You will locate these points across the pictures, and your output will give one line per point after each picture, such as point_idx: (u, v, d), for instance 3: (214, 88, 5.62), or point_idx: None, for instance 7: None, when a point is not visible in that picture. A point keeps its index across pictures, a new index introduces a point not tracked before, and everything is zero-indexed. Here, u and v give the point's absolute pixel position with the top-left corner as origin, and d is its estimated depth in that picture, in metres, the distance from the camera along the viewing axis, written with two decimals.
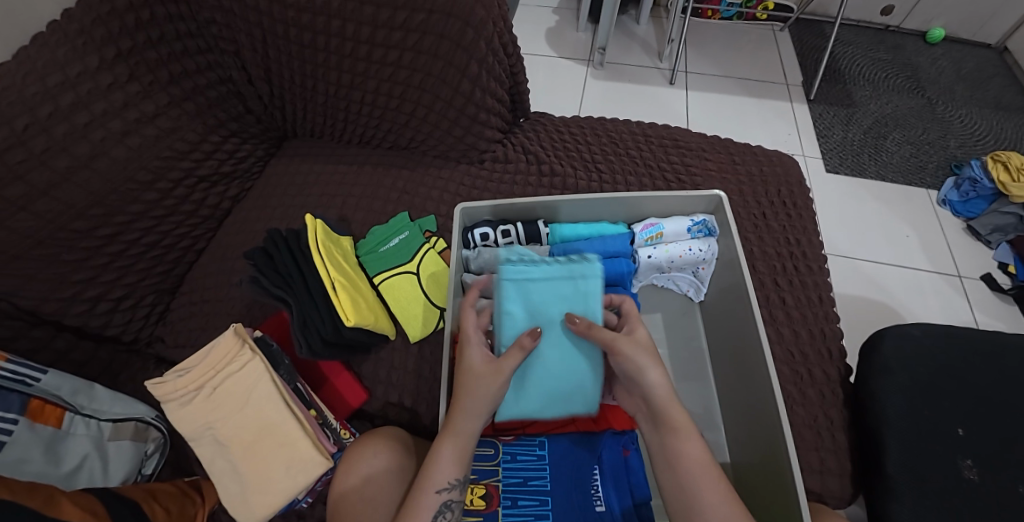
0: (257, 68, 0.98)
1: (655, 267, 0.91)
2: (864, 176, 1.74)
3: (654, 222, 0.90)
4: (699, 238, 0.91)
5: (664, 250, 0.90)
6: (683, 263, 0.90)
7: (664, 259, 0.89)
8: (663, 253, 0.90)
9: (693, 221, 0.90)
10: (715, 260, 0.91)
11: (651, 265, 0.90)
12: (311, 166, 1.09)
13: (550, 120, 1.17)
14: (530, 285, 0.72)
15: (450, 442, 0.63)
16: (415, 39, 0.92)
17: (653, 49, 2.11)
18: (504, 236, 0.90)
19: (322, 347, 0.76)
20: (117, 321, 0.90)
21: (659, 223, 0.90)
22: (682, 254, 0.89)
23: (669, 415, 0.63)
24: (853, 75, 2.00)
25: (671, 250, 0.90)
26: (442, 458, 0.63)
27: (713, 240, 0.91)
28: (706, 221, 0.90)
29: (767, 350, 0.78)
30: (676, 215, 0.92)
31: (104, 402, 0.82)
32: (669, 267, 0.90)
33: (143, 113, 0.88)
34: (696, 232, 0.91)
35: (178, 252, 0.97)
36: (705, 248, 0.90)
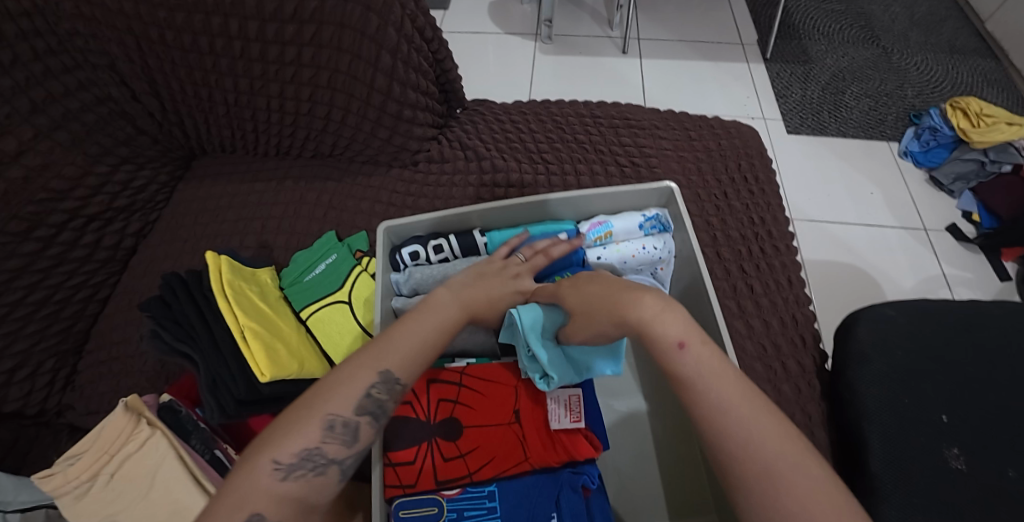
0: (140, 80, 0.87)
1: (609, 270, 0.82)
2: (825, 134, 1.69)
3: (601, 220, 0.83)
4: (653, 234, 0.83)
5: (614, 250, 0.81)
6: (638, 264, 0.82)
7: (616, 260, 0.81)
8: (615, 253, 0.81)
9: (645, 216, 0.83)
10: (674, 258, 0.83)
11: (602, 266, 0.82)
12: (224, 187, 0.99)
13: (488, 109, 1.07)
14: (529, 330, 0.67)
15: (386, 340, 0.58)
16: (313, 32, 0.80)
17: (603, 18, 2.00)
18: (436, 252, 0.82)
19: (237, 409, 0.67)
20: (14, 395, 0.79)
21: (607, 221, 0.83)
22: (635, 252, 0.81)
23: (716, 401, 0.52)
24: (807, 29, 1.93)
25: (623, 249, 0.81)
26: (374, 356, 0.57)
27: (668, 236, 0.82)
28: (659, 215, 0.83)
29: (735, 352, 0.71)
30: (627, 212, 0.85)
31: (8, 491, 0.71)
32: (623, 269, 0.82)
33: (5, 152, 0.75)
34: (649, 228, 0.83)
35: (77, 305, 0.86)
36: (660, 246, 0.81)
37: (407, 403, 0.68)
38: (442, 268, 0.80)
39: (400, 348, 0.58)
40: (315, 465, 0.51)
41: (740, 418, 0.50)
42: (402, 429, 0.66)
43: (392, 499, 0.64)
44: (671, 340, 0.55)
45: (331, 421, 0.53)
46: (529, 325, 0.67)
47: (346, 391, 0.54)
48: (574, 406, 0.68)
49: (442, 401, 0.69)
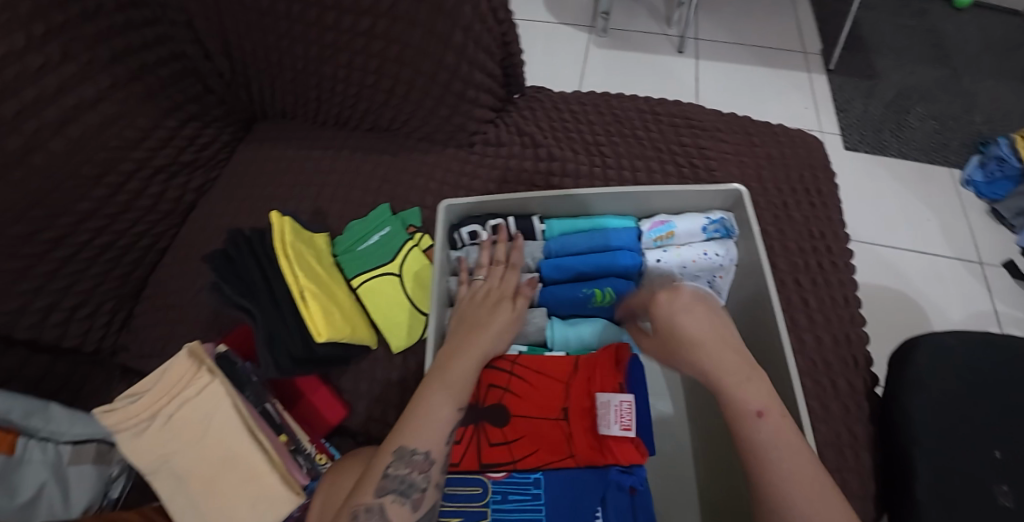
0: (215, 39, 0.89)
1: (665, 274, 0.80)
2: (884, 153, 1.64)
3: (664, 219, 0.81)
4: (715, 239, 0.80)
5: (675, 253, 0.79)
6: (698, 271, 0.78)
7: (675, 265, 0.78)
8: (674, 257, 0.79)
9: (709, 219, 0.79)
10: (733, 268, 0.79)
11: (660, 270, 0.79)
12: (283, 151, 1.01)
13: (547, 96, 1.07)
14: (576, 331, 0.76)
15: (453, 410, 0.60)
16: (391, 4, 0.80)
17: (660, 14, 1.97)
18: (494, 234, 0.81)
19: (292, 366, 0.68)
20: (73, 332, 0.82)
21: (670, 221, 0.80)
22: (696, 258, 0.78)
23: (766, 480, 0.54)
24: (875, 43, 1.87)
25: (683, 254, 0.78)
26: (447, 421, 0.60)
27: (730, 243, 0.79)
28: (722, 219, 0.79)
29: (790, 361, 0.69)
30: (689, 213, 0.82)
31: (63, 422, 0.76)
32: (681, 275, 0.79)
33: (85, 98, 0.77)
34: (711, 231, 0.80)
35: (138, 252, 0.89)
36: (723, 253, 0.78)
37: None
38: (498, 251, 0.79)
39: (430, 418, 0.59)
40: (406, 498, 0.55)
41: (793, 471, 0.53)
42: None
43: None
44: (750, 410, 0.58)
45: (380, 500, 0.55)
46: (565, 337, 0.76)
47: (426, 427, 0.58)
48: (624, 411, 0.63)
49: (492, 388, 0.68)
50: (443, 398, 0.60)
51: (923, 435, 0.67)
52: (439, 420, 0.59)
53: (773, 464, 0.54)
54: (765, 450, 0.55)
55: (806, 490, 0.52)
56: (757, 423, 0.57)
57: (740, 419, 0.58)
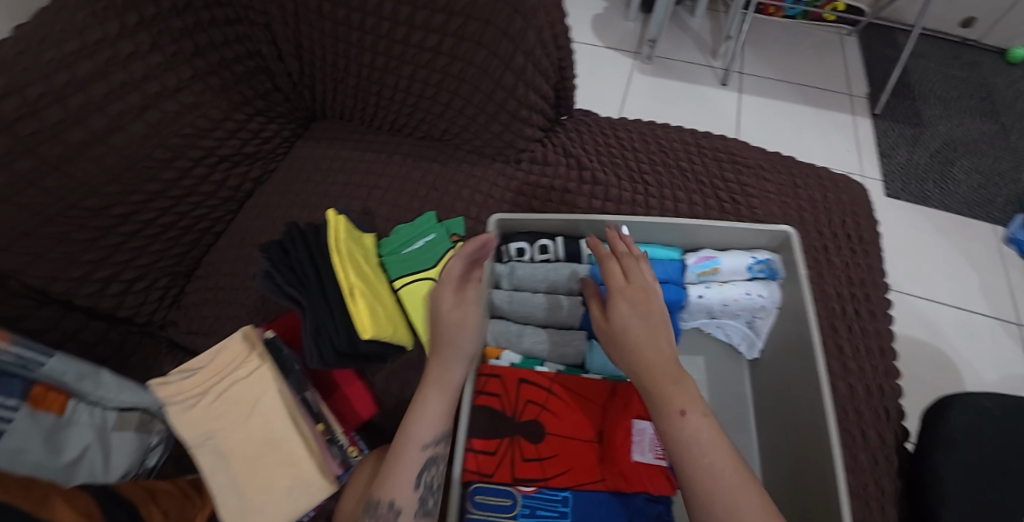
0: (288, 43, 0.94)
1: (706, 310, 0.76)
2: (926, 204, 1.62)
3: (709, 254, 0.75)
4: (760, 279, 0.74)
5: (717, 291, 0.74)
6: (738, 310, 0.74)
7: (717, 302, 0.74)
8: (717, 294, 0.75)
9: (755, 259, 0.73)
10: (777, 311, 0.74)
11: (700, 306, 0.75)
12: (338, 151, 1.06)
13: (596, 121, 1.09)
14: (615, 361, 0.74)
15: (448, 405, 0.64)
16: (459, 24, 0.84)
17: (707, 46, 1.99)
18: (541, 251, 0.79)
19: (335, 359, 0.71)
20: (129, 303, 0.87)
21: (716, 256, 0.74)
22: (738, 298, 0.73)
23: (708, 488, 0.51)
24: (923, 91, 1.86)
25: (726, 292, 0.74)
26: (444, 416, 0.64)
27: (776, 285, 0.73)
28: (771, 259, 0.73)
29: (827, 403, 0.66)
30: (738, 249, 0.76)
31: (111, 389, 0.78)
32: (721, 312, 0.75)
33: (165, 86, 0.83)
34: (756, 271, 0.74)
35: (196, 234, 0.94)
36: (766, 295, 0.73)
37: (496, 396, 0.69)
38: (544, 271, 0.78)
39: (432, 418, 0.63)
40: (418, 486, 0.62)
41: (711, 468, 0.52)
42: (478, 416, 0.68)
43: (468, 482, 0.66)
44: (674, 407, 0.55)
45: (388, 502, 0.60)
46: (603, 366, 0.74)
47: (426, 427, 0.63)
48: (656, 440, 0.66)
49: (530, 403, 0.69)
50: (441, 402, 0.64)
51: (952, 494, 0.67)
52: (436, 423, 0.63)
53: (713, 470, 0.52)
54: (700, 453, 0.53)
55: (735, 505, 0.50)
56: (675, 422, 0.55)
57: (662, 415, 0.56)
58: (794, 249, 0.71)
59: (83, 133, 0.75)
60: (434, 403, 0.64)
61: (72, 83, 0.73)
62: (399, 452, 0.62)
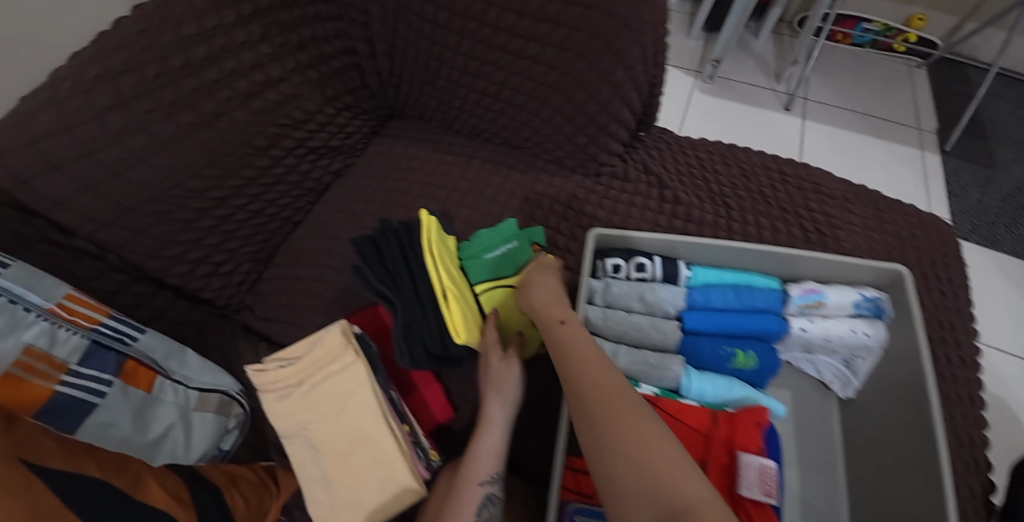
0: (384, 42, 0.94)
1: (804, 344, 0.75)
2: (996, 248, 1.56)
3: (814, 287, 0.74)
4: (863, 317, 0.73)
5: (820, 325, 0.74)
6: (839, 347, 0.73)
7: (819, 337, 0.73)
8: (819, 329, 0.74)
9: (863, 295, 0.72)
10: (881, 351, 0.73)
11: (801, 339, 0.74)
12: (417, 150, 1.06)
13: (675, 139, 1.08)
14: (715, 388, 0.69)
15: (491, 425, 0.65)
16: (561, 35, 0.83)
17: (771, 69, 1.96)
18: (639, 271, 0.74)
19: (424, 360, 0.72)
20: (213, 285, 0.88)
21: (822, 290, 0.73)
22: (842, 334, 0.72)
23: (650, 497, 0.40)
24: (996, 131, 1.81)
25: (829, 327, 0.73)
26: (491, 433, 0.65)
27: (881, 325, 0.72)
28: (879, 297, 0.72)
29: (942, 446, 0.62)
30: (840, 283, 0.75)
31: (195, 369, 0.77)
32: (820, 347, 0.74)
33: (269, 76, 0.84)
34: (861, 308, 0.73)
35: (278, 223, 0.95)
36: (871, 333, 0.71)
37: None
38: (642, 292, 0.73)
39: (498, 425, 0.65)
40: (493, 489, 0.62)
41: (621, 432, 0.46)
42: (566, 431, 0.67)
43: (565, 503, 0.64)
44: (602, 381, 0.51)
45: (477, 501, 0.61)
46: (704, 393, 0.68)
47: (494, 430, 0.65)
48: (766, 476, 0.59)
49: None
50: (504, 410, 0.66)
51: None
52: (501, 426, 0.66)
53: (646, 455, 0.43)
54: (625, 428, 0.45)
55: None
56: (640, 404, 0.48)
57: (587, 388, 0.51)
58: (904, 288, 0.71)
59: (191, 116, 0.77)
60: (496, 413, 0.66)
61: (187, 66, 0.75)
62: (475, 458, 0.63)
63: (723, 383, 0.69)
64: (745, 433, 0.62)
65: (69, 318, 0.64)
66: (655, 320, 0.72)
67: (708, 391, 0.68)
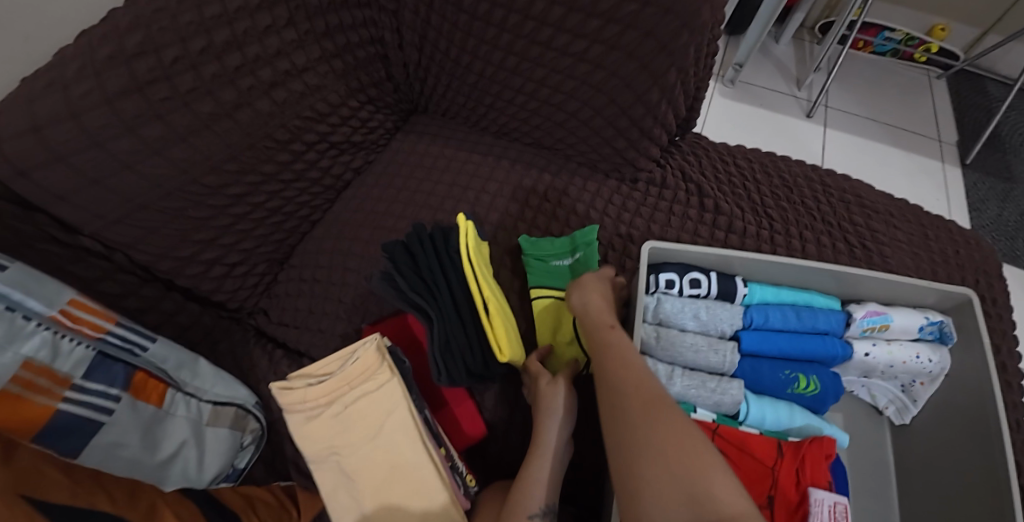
0: (415, 33, 0.88)
1: (864, 368, 0.70)
2: (1016, 264, 1.55)
3: (879, 309, 0.68)
4: (926, 341, 0.68)
5: (884, 349, 0.68)
6: (902, 373, 0.68)
7: (882, 363, 0.68)
8: (883, 355, 0.68)
9: (931, 319, 0.67)
10: (944, 377, 0.67)
11: (863, 364, 0.69)
12: (442, 148, 1.00)
13: (712, 144, 1.04)
14: (776, 415, 0.66)
15: (547, 451, 0.61)
16: (611, 33, 0.78)
17: (791, 75, 1.92)
18: (692, 286, 0.69)
19: (462, 378, 0.67)
20: (227, 287, 0.82)
21: (887, 311, 0.68)
22: (907, 360, 0.67)
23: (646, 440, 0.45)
24: (1015, 145, 1.79)
25: (893, 352, 0.68)
26: (545, 459, 0.61)
27: (946, 350, 0.67)
28: (945, 322, 0.67)
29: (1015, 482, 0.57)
30: (902, 305, 0.70)
31: (208, 379, 0.70)
32: (882, 373, 0.69)
33: (294, 65, 0.79)
34: (927, 333, 0.68)
35: (296, 221, 0.88)
36: (937, 360, 0.66)
37: None
38: (697, 310, 0.68)
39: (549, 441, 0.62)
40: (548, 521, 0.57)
41: (617, 399, 0.50)
42: None
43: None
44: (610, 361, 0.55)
45: None
46: (765, 420, 0.65)
47: (547, 448, 0.61)
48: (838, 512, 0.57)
49: None
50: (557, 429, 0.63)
51: None
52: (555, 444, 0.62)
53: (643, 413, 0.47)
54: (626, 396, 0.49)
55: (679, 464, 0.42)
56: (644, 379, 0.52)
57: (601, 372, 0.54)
58: (973, 311, 0.65)
59: (211, 105, 0.71)
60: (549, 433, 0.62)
61: (208, 50, 0.69)
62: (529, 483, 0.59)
63: (785, 410, 0.66)
64: (813, 470, 0.60)
65: (74, 326, 0.58)
66: (711, 341, 0.67)
67: (768, 418, 0.65)
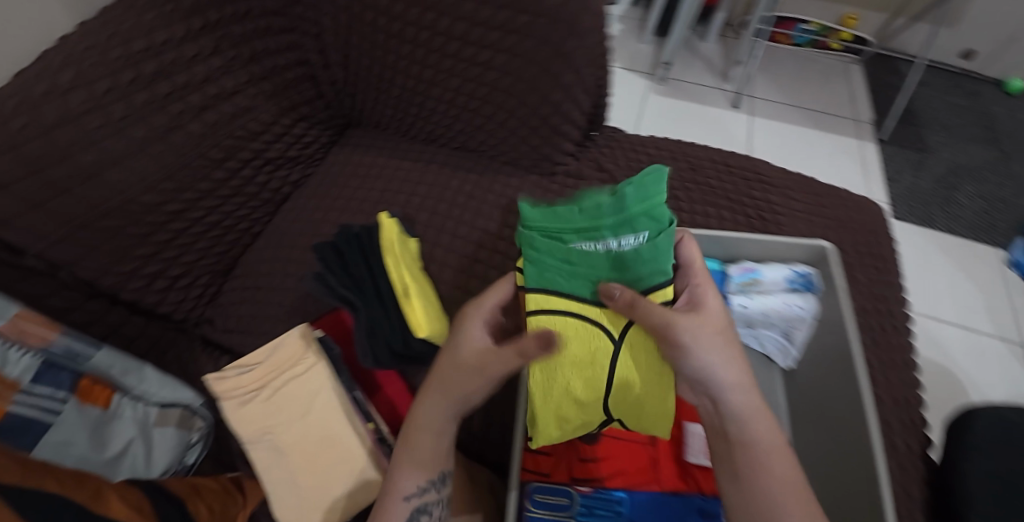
0: (337, 53, 0.98)
1: (746, 320, 0.79)
2: (932, 227, 1.66)
3: (751, 266, 0.79)
4: (796, 291, 0.78)
5: (759, 301, 0.78)
6: (778, 321, 0.77)
7: (758, 312, 0.77)
8: (758, 305, 0.78)
9: (795, 271, 0.78)
10: (813, 322, 0.77)
11: (742, 315, 0.78)
12: (375, 158, 1.07)
13: (627, 137, 1.12)
14: None
15: (427, 428, 0.57)
16: (511, 42, 0.87)
17: (718, 70, 2.04)
18: None
19: (388, 359, 0.73)
20: (171, 299, 0.87)
21: (757, 268, 0.79)
22: (779, 308, 0.77)
23: (749, 433, 0.54)
24: (927, 119, 1.92)
25: (767, 303, 0.77)
26: (426, 436, 0.57)
27: (811, 297, 0.77)
28: (810, 273, 0.78)
29: (869, 392, 0.67)
30: (774, 262, 0.81)
31: (154, 384, 0.76)
32: (761, 322, 0.78)
33: (223, 89, 0.85)
34: (795, 284, 0.78)
35: (236, 234, 0.94)
36: (805, 306, 0.76)
37: None
38: None
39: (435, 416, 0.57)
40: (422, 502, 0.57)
41: (745, 403, 0.55)
42: None
43: (526, 480, 0.66)
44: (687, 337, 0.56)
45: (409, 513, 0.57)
46: None
47: (428, 425, 0.57)
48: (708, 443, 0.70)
49: None
50: (449, 402, 0.58)
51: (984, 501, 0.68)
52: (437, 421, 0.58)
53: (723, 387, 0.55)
54: (756, 413, 0.55)
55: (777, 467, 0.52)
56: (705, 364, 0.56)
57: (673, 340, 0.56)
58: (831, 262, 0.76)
59: (143, 130, 0.77)
60: (437, 405, 0.58)
61: (137, 81, 0.76)
62: (409, 461, 0.57)
63: None
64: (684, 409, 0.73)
65: (21, 338, 0.64)
66: None
67: None
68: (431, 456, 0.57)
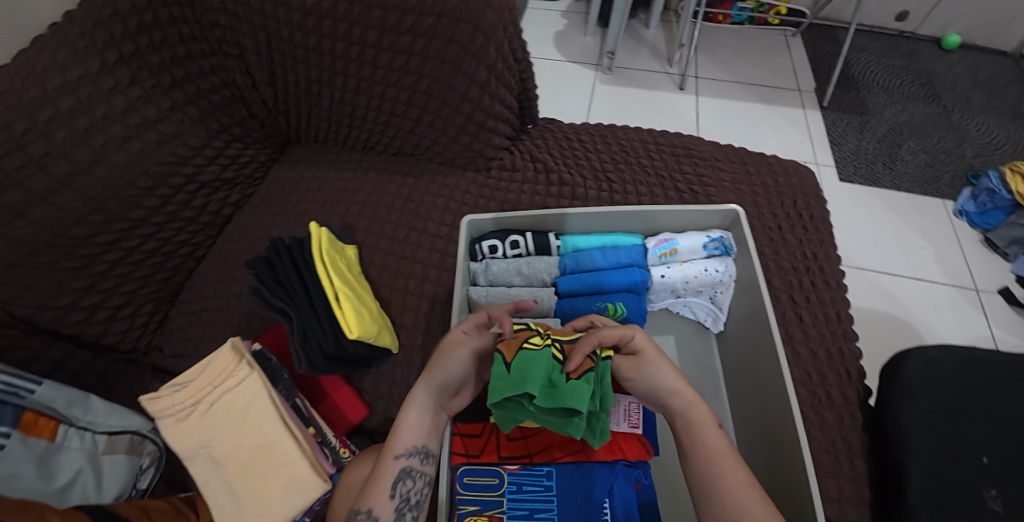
0: (262, 71, 0.98)
1: (669, 288, 0.95)
2: (878, 186, 1.71)
3: (667, 238, 0.95)
4: (715, 256, 0.95)
5: (677, 270, 0.94)
6: (699, 285, 0.94)
7: (678, 279, 0.94)
8: (677, 273, 0.94)
9: (710, 238, 0.94)
10: (733, 283, 0.94)
11: (664, 284, 0.94)
12: (312, 171, 1.08)
13: (560, 126, 1.14)
14: None
15: (419, 396, 0.66)
16: (422, 44, 0.89)
17: (662, 55, 2.08)
18: (513, 248, 0.96)
19: (323, 362, 0.76)
20: (115, 329, 0.89)
21: (672, 239, 0.95)
22: (697, 273, 0.93)
23: (687, 419, 0.66)
24: (867, 82, 1.97)
25: (685, 270, 0.94)
26: (415, 405, 0.66)
27: (729, 260, 0.94)
28: (723, 238, 0.94)
29: (783, 358, 0.82)
30: (693, 230, 0.98)
31: (101, 414, 0.77)
32: (683, 288, 0.94)
33: (145, 118, 0.87)
34: (711, 249, 0.95)
35: (178, 260, 0.96)
36: (721, 269, 0.93)
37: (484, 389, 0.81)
38: (517, 264, 0.95)
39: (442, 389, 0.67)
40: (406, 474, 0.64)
41: (683, 398, 0.67)
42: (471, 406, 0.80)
43: (457, 466, 0.76)
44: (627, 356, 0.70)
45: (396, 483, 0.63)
46: None
47: (425, 397, 0.66)
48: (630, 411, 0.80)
49: None
50: (443, 379, 0.67)
51: (914, 440, 0.70)
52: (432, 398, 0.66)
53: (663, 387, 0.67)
54: (689, 401, 0.66)
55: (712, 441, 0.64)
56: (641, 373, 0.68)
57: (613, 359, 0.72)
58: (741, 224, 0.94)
59: (66, 165, 0.79)
60: (436, 380, 0.67)
61: (55, 119, 0.77)
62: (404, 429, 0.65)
63: None
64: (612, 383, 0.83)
65: None
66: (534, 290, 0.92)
67: None
68: (421, 425, 0.65)
